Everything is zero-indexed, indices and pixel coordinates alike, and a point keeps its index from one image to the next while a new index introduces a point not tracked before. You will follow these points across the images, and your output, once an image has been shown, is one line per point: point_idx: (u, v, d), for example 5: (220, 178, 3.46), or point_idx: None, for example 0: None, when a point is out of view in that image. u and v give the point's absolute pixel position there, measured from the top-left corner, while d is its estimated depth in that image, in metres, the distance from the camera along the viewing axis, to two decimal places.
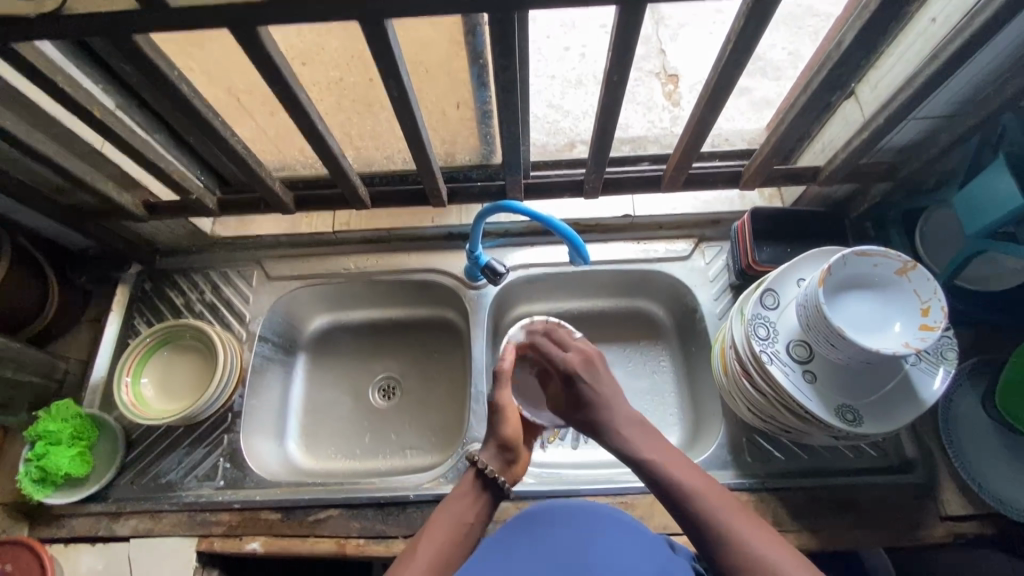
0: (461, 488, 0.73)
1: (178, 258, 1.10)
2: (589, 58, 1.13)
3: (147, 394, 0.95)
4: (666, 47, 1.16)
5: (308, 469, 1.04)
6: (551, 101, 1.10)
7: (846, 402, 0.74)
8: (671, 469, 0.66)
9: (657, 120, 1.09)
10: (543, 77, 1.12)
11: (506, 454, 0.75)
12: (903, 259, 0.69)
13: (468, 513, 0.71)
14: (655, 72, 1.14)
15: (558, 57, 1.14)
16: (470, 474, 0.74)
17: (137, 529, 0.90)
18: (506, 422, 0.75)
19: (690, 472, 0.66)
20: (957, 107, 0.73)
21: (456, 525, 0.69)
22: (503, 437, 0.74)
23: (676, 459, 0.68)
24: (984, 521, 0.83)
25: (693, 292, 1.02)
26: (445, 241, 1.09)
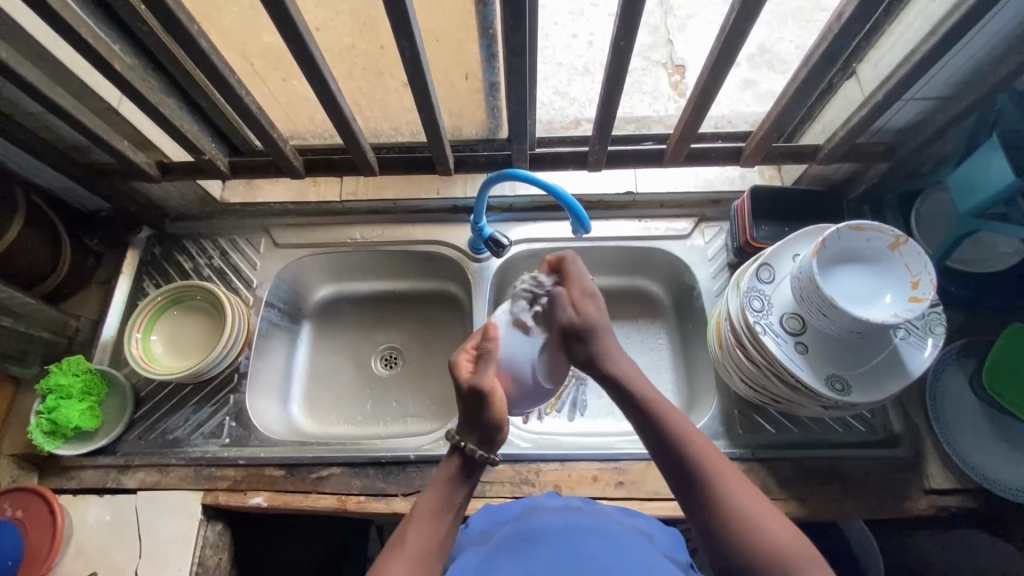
0: (441, 475, 0.66)
1: (187, 223, 1.12)
2: (596, 46, 1.14)
3: (157, 351, 0.97)
4: (673, 37, 1.17)
5: (310, 432, 1.06)
6: (558, 88, 1.11)
7: (836, 372, 0.76)
8: (680, 434, 0.63)
9: (662, 110, 1.10)
10: (550, 64, 1.14)
11: (491, 434, 0.66)
12: (895, 234, 0.71)
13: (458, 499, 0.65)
14: (662, 63, 1.16)
15: (565, 44, 1.15)
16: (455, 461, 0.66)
17: (145, 482, 0.92)
18: (492, 404, 0.65)
19: (689, 426, 0.64)
20: (953, 87, 0.75)
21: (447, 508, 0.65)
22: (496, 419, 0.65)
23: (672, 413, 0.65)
24: (967, 494, 0.86)
25: (691, 270, 1.04)
26: (450, 214, 1.11)
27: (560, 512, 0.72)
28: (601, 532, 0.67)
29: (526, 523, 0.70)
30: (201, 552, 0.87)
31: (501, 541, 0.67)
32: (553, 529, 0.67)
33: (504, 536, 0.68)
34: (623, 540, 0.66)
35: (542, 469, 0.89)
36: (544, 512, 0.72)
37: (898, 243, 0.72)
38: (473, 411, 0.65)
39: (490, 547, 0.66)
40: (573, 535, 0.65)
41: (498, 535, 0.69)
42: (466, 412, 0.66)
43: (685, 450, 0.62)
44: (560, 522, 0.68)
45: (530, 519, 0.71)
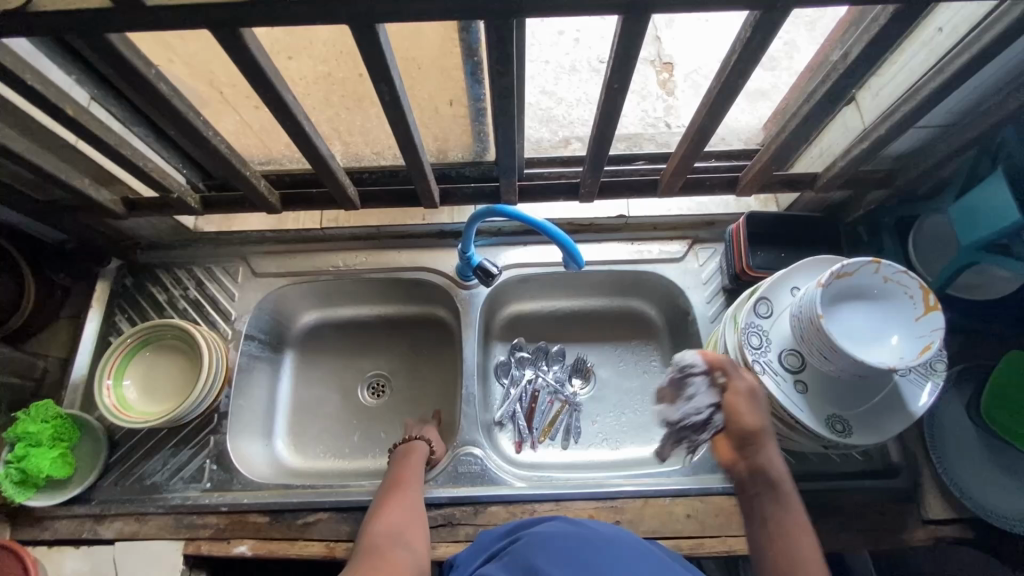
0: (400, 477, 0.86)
1: (160, 252, 1.07)
2: (583, 43, 0.96)
3: (130, 396, 0.92)
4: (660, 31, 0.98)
5: (296, 467, 1.03)
6: (545, 87, 0.97)
7: (836, 412, 0.75)
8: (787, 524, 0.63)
9: (650, 110, 0.99)
10: (535, 62, 0.97)
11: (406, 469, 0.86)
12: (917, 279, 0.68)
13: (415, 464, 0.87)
14: (650, 60, 0.99)
15: (551, 42, 0.96)
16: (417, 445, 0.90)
17: (123, 532, 0.88)
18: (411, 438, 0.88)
19: (795, 519, 0.64)
20: (955, 118, 0.73)
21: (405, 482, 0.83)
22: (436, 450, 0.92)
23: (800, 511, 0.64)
24: (964, 524, 0.85)
25: (685, 294, 1.01)
26: (437, 238, 1.07)
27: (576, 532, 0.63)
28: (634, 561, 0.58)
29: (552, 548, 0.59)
30: None
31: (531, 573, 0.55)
32: (583, 557, 0.57)
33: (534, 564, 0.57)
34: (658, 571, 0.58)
35: (536, 509, 0.87)
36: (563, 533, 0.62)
37: (926, 298, 0.68)
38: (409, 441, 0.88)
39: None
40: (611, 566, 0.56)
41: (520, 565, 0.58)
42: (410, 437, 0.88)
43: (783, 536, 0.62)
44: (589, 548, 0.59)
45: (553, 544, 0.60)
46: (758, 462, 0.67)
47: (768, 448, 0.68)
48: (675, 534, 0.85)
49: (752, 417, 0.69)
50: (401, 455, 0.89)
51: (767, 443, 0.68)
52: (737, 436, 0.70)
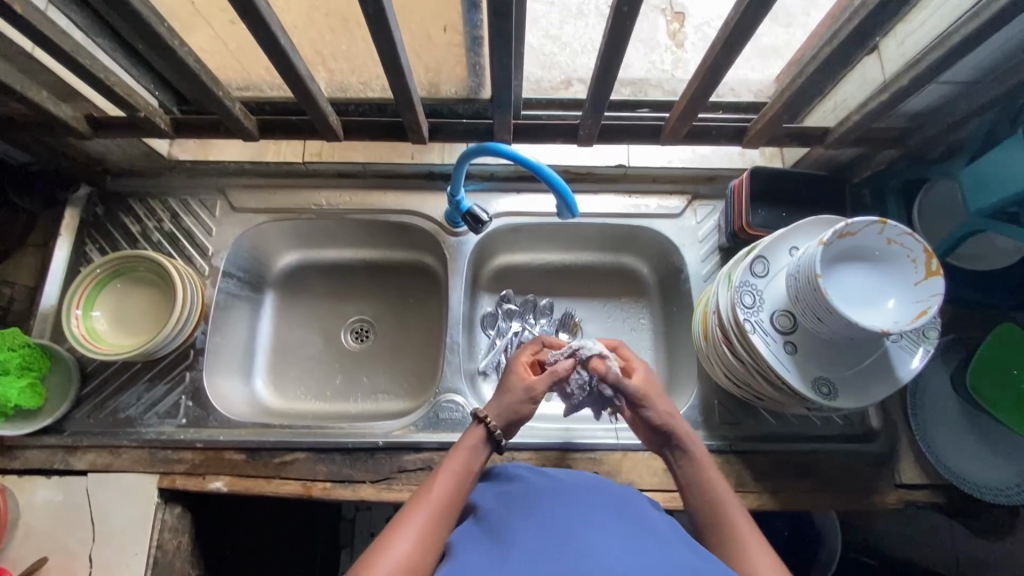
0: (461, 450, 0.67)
1: (133, 181, 1.02)
2: None
3: (101, 328, 0.89)
4: None
5: (275, 407, 1.02)
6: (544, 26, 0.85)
7: (823, 374, 0.74)
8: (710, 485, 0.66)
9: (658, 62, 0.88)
10: None
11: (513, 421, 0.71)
12: (922, 242, 0.65)
13: (468, 465, 0.66)
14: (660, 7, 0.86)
15: None
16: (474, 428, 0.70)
17: (96, 463, 0.87)
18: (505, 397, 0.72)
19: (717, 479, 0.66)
20: (983, 72, 0.68)
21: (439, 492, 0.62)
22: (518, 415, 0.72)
23: (715, 473, 0.67)
24: (934, 489, 0.87)
25: (680, 252, 0.98)
26: (426, 180, 1.02)
27: (546, 490, 0.60)
28: (609, 518, 0.54)
29: (518, 519, 0.54)
30: (159, 536, 0.84)
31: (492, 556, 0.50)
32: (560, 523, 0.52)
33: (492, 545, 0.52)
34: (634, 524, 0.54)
35: (515, 457, 0.87)
36: (534, 493, 0.58)
37: (929, 261, 0.65)
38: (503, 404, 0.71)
39: (492, 556, 0.50)
40: (582, 530, 0.51)
41: (491, 534, 0.54)
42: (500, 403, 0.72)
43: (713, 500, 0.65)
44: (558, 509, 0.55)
45: (518, 514, 0.55)
46: (666, 438, 0.72)
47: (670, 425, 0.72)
48: (651, 487, 0.85)
49: (651, 401, 0.73)
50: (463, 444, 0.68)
51: (671, 420, 0.71)
52: (646, 426, 0.74)
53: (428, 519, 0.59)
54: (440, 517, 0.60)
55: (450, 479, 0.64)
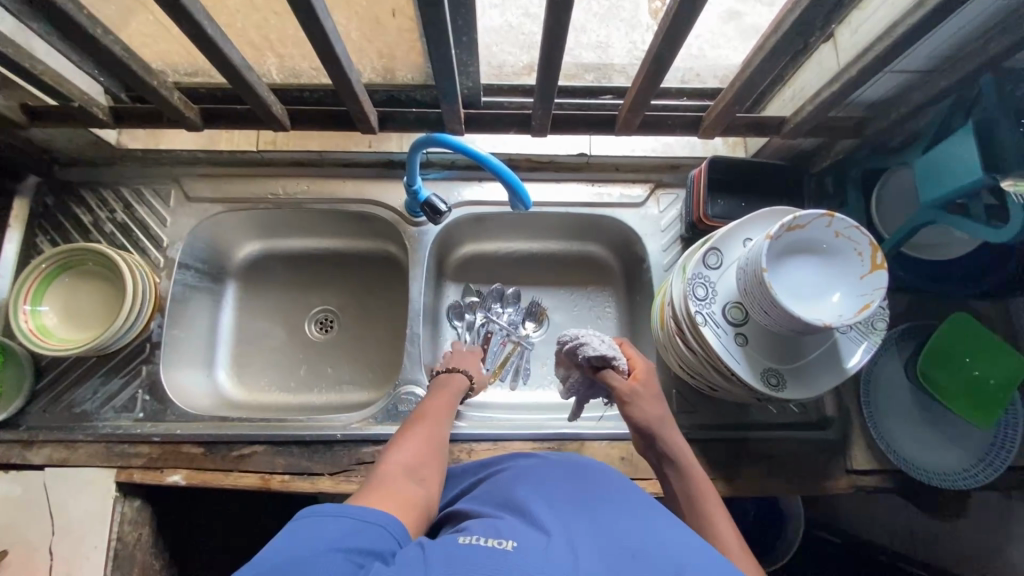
0: (441, 388, 0.79)
1: (84, 170, 0.99)
2: None
3: (50, 324, 0.88)
4: None
5: (238, 399, 1.01)
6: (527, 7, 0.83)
7: (773, 365, 0.74)
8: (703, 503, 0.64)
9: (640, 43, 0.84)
10: None
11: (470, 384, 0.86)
12: (867, 236, 0.65)
13: (453, 395, 0.78)
14: None
15: None
16: (453, 377, 0.82)
17: (52, 458, 0.86)
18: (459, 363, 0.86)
19: (712, 500, 0.65)
20: (933, 62, 0.67)
21: (436, 405, 0.74)
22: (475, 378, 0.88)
23: (707, 488, 0.66)
24: (884, 475, 0.88)
25: (642, 241, 0.97)
26: (386, 168, 1.00)
27: (549, 469, 0.60)
28: (600, 481, 0.57)
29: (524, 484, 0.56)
30: (119, 528, 0.84)
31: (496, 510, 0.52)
32: (577, 499, 0.52)
33: (498, 503, 0.54)
34: (638, 494, 0.54)
35: (474, 448, 0.87)
36: (539, 472, 0.59)
37: (875, 254, 0.65)
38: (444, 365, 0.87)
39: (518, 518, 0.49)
40: (586, 497, 0.52)
41: (507, 506, 0.52)
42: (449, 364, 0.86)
43: (705, 519, 0.63)
44: (562, 480, 0.57)
45: (521, 481, 0.57)
46: (662, 453, 0.70)
47: (672, 441, 0.70)
48: None
49: (646, 409, 0.71)
50: (434, 385, 0.81)
51: (664, 430, 0.70)
52: (638, 434, 0.72)
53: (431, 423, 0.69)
54: (436, 433, 0.68)
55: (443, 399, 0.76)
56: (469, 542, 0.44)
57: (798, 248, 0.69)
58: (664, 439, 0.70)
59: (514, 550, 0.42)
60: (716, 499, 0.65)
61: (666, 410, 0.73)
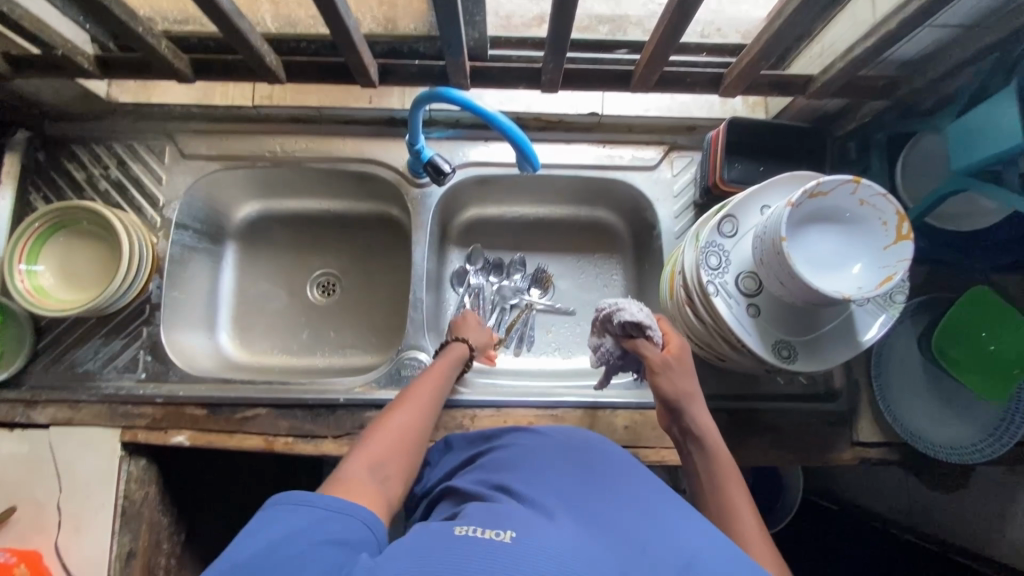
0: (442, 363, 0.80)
1: (75, 124, 0.95)
2: None
3: (47, 284, 0.86)
4: None
5: (239, 361, 1.01)
6: None
7: (784, 338, 0.72)
8: (721, 478, 0.64)
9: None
10: None
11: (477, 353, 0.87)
12: (895, 205, 0.62)
13: (449, 368, 0.80)
14: None
15: None
16: (456, 345, 0.84)
17: (56, 417, 0.86)
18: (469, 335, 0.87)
19: (732, 475, 0.65)
20: (978, 15, 0.62)
21: (425, 388, 0.74)
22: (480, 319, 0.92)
23: (728, 463, 0.66)
24: (890, 448, 0.88)
25: (654, 207, 0.94)
26: (387, 126, 0.96)
27: (548, 450, 0.60)
28: (598, 465, 0.57)
29: (524, 468, 0.56)
30: (125, 486, 0.84)
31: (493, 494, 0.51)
32: (576, 485, 0.52)
33: (496, 486, 0.53)
34: (642, 478, 0.54)
35: (477, 414, 0.87)
36: (537, 455, 0.59)
37: (901, 225, 0.62)
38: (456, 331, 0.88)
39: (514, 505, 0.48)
40: (588, 484, 0.52)
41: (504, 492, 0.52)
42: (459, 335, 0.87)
43: (722, 493, 0.63)
44: (563, 463, 0.56)
45: (521, 464, 0.56)
46: (687, 427, 0.69)
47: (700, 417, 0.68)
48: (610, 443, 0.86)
49: (675, 381, 0.69)
50: (443, 358, 0.81)
51: (688, 402, 0.69)
52: (662, 404, 0.71)
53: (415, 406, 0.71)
54: (417, 419, 0.69)
55: (430, 378, 0.76)
56: (465, 533, 0.43)
57: (819, 217, 0.65)
58: (688, 412, 0.69)
59: (513, 541, 0.42)
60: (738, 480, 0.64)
61: (693, 381, 0.71)
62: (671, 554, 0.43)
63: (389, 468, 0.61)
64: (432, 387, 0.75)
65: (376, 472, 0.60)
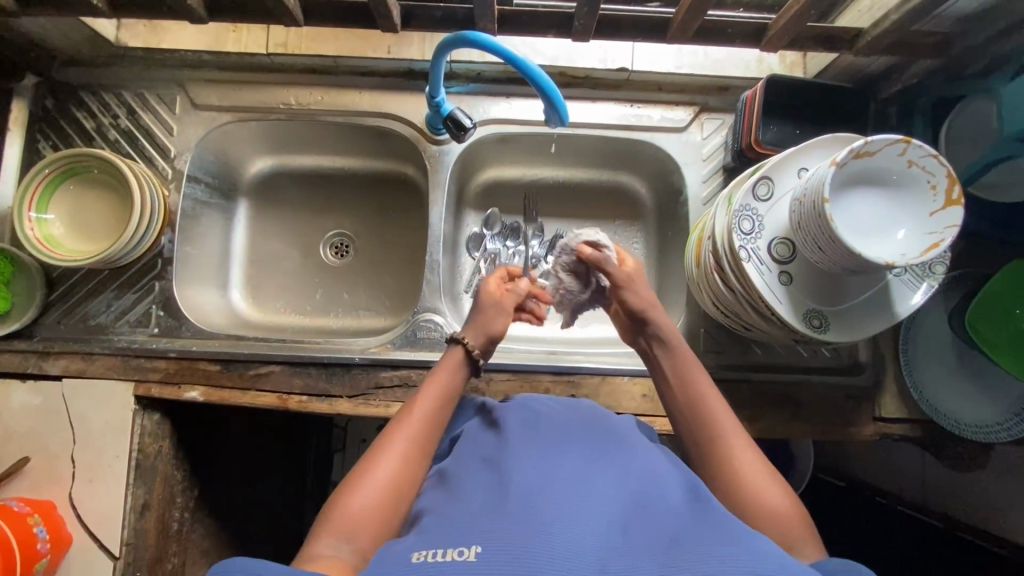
0: (442, 370, 0.69)
1: (83, 69, 0.92)
2: None
3: (57, 233, 0.84)
4: None
5: (251, 319, 0.99)
6: None
7: (816, 307, 0.70)
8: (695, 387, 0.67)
9: None
10: None
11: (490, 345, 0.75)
12: (947, 167, 0.58)
13: (452, 382, 0.68)
14: None
15: None
16: (452, 350, 0.72)
17: (69, 369, 0.86)
18: (491, 321, 0.75)
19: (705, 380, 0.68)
20: None
21: (418, 413, 0.63)
22: (493, 333, 0.75)
23: (696, 366, 0.69)
24: (913, 424, 0.86)
25: (682, 170, 0.90)
26: (406, 79, 0.92)
27: (536, 427, 0.59)
28: (577, 445, 0.56)
29: (495, 458, 0.54)
30: (139, 440, 0.84)
31: (463, 495, 0.50)
32: (561, 468, 0.51)
33: (465, 483, 0.52)
34: (615, 462, 0.54)
35: (493, 378, 0.86)
36: (523, 431, 0.58)
37: (951, 189, 0.59)
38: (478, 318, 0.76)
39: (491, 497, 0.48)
40: (569, 469, 0.51)
41: (483, 481, 0.51)
42: (478, 324, 0.75)
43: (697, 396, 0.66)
44: (535, 446, 0.55)
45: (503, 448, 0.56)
46: (651, 335, 0.73)
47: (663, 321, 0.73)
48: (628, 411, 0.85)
49: (637, 292, 0.75)
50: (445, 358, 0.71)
51: (653, 312, 0.73)
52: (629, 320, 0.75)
53: (411, 442, 0.60)
54: (409, 463, 0.58)
55: (430, 404, 0.65)
56: (425, 560, 0.41)
57: (862, 180, 0.62)
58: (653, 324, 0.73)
59: (478, 560, 0.40)
60: (703, 374, 0.68)
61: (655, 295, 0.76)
62: (654, 539, 0.43)
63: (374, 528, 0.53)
64: (433, 418, 0.64)
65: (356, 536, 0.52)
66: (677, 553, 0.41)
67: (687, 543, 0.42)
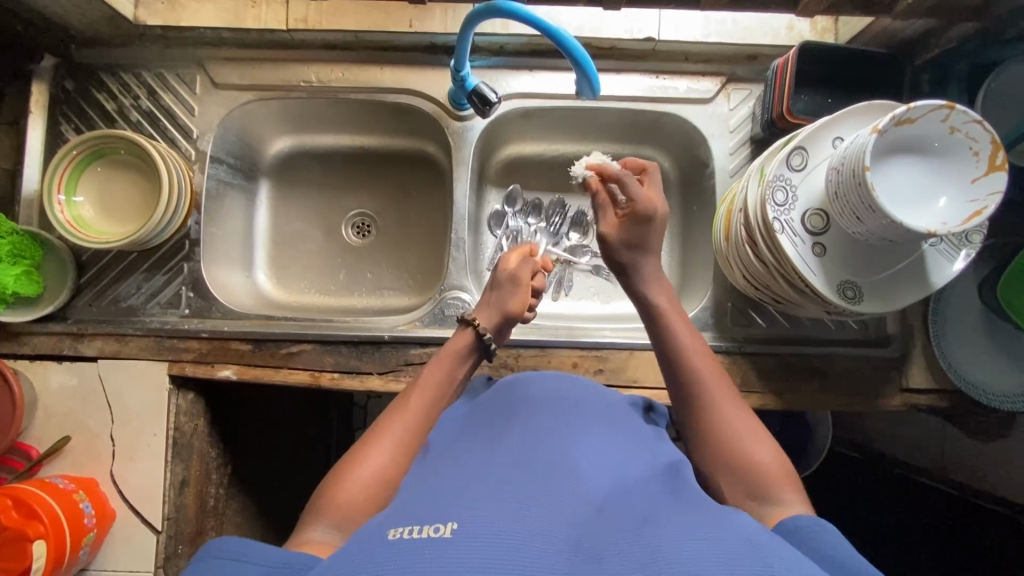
0: (449, 354, 0.70)
1: (102, 50, 0.91)
2: None
3: (87, 216, 0.85)
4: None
5: (276, 300, 1.00)
6: None
7: (849, 278, 0.69)
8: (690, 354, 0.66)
9: None
10: None
11: (503, 328, 0.75)
12: (993, 133, 0.57)
13: (454, 370, 0.69)
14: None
15: None
16: (463, 332, 0.72)
17: (104, 351, 0.87)
18: (512, 300, 0.74)
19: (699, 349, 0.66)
20: None
21: (421, 397, 0.65)
22: (509, 312, 0.74)
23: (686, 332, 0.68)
24: (940, 394, 0.86)
25: (708, 143, 0.89)
26: (427, 54, 0.91)
27: (531, 406, 0.59)
28: (558, 426, 0.55)
29: (476, 445, 0.54)
30: (175, 419, 0.86)
31: (441, 474, 0.50)
32: (545, 450, 0.50)
33: (451, 464, 0.51)
34: (597, 441, 0.53)
35: (521, 354, 0.86)
36: (511, 415, 0.58)
37: (995, 155, 0.58)
38: (494, 299, 0.75)
39: (472, 478, 0.47)
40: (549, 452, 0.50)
41: (466, 463, 0.50)
42: (491, 305, 0.75)
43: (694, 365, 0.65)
44: (519, 428, 0.54)
45: (485, 437, 0.55)
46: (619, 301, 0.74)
47: (646, 297, 0.72)
48: (655, 385, 0.85)
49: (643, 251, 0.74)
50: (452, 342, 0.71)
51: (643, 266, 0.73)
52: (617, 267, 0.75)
53: (404, 435, 0.61)
54: (407, 442, 0.60)
55: (428, 392, 0.66)
56: (402, 537, 0.40)
57: (899, 148, 0.61)
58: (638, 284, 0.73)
59: (452, 536, 0.39)
60: (700, 341, 0.68)
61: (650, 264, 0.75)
62: (623, 518, 0.42)
63: (372, 500, 0.55)
64: (430, 409, 0.65)
65: (354, 511, 0.54)
66: (650, 529, 0.40)
67: (660, 522, 0.41)
